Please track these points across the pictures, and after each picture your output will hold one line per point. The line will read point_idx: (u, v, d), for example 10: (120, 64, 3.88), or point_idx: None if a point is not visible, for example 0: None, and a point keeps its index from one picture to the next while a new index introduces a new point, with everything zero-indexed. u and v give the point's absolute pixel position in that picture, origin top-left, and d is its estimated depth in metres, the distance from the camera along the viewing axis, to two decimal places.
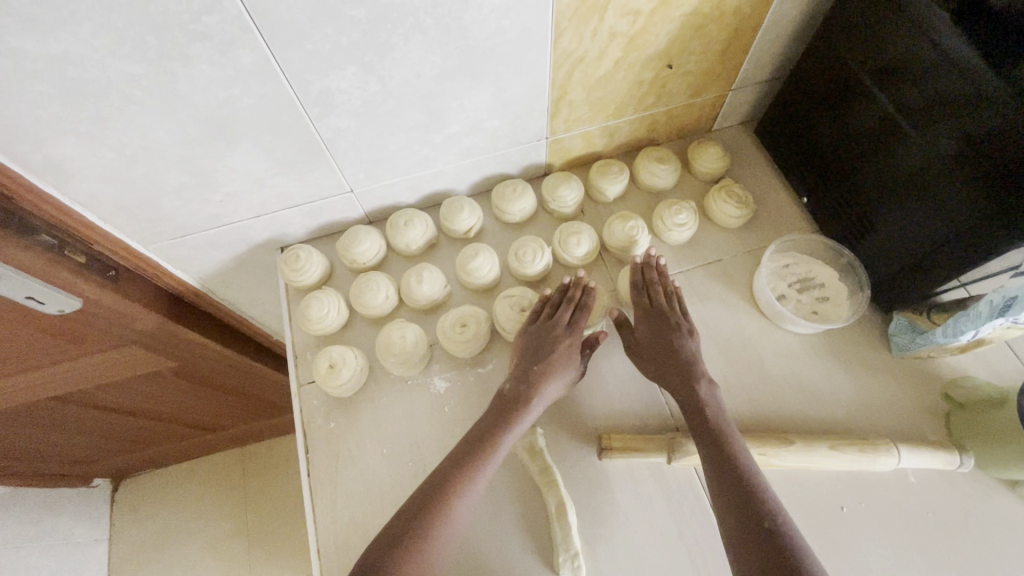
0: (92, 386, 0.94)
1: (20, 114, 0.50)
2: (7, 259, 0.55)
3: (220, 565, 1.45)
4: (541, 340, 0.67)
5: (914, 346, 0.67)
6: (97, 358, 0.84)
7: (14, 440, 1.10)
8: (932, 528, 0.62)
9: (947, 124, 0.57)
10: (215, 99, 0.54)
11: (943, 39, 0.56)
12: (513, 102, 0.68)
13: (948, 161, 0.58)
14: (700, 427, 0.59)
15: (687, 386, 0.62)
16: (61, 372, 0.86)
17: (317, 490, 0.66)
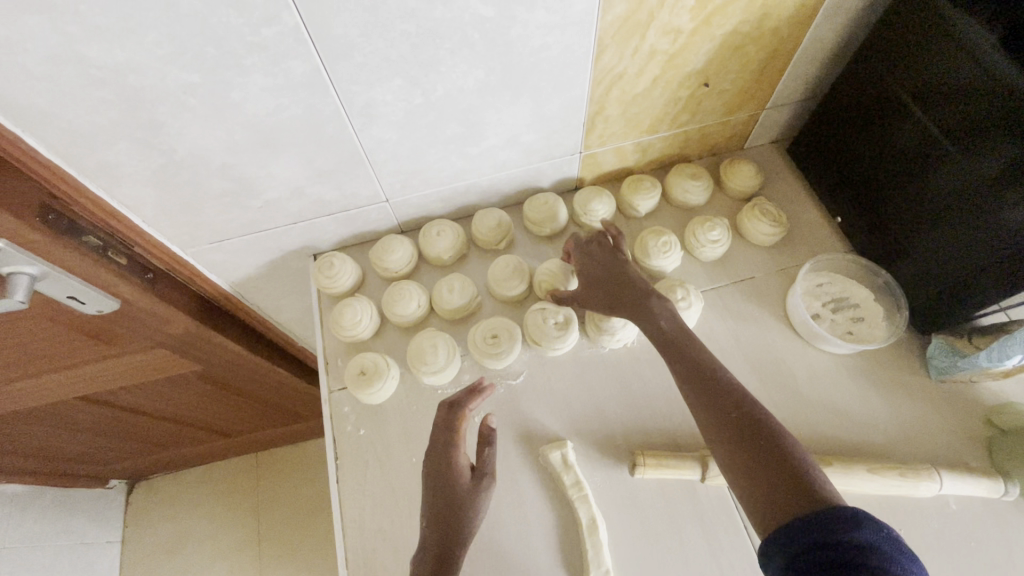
0: (119, 386, 0.95)
1: (79, 119, 0.51)
2: (54, 260, 0.57)
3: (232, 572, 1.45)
4: (437, 470, 0.58)
5: (955, 369, 0.66)
6: (127, 360, 0.85)
7: (39, 437, 1.12)
8: (975, 560, 0.60)
9: (992, 146, 0.57)
10: (265, 109, 0.56)
11: (990, 61, 0.56)
12: (551, 116, 0.69)
13: (991, 184, 0.58)
14: (671, 352, 0.56)
15: (652, 316, 0.59)
16: (91, 373, 0.87)
17: (345, 497, 0.66)
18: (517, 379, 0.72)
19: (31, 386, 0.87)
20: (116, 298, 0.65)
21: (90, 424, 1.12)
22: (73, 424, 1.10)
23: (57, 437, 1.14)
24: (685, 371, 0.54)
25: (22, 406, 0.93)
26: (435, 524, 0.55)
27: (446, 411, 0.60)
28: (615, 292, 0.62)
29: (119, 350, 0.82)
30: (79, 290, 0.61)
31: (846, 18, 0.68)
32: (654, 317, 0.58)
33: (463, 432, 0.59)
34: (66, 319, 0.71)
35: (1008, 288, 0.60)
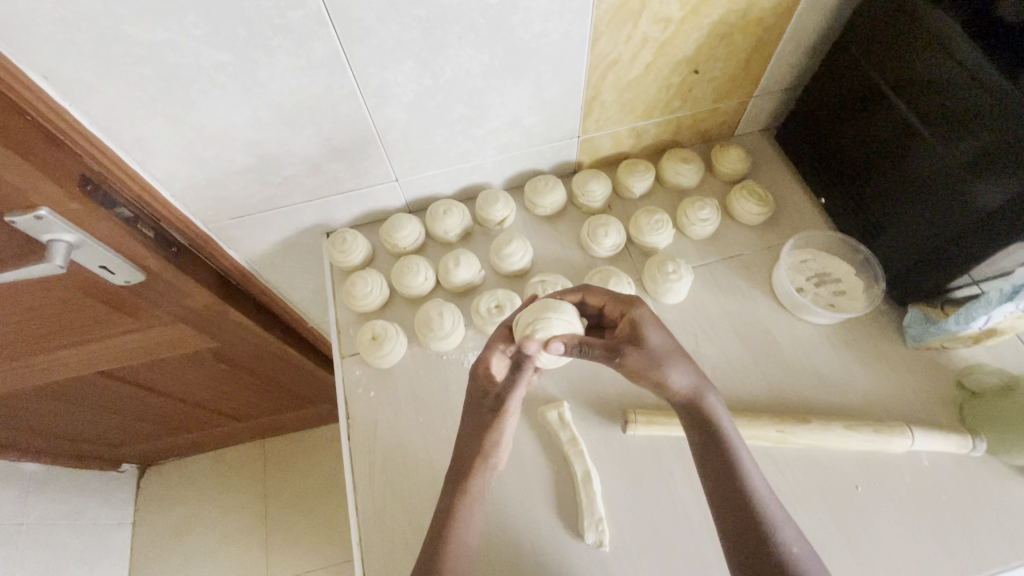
0: (139, 362, 1.00)
1: (121, 94, 0.56)
2: (88, 229, 0.63)
3: (239, 552, 1.49)
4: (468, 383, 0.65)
5: (928, 337, 0.70)
6: (147, 335, 0.90)
7: (59, 414, 1.16)
8: (944, 510, 0.64)
9: (961, 129, 0.62)
10: (288, 88, 0.61)
11: (980, 67, 0.58)
12: (551, 100, 0.74)
13: (962, 172, 0.63)
14: (718, 482, 0.55)
15: (703, 432, 0.56)
16: (113, 347, 0.92)
17: (356, 452, 0.71)
18: None
19: (58, 359, 0.92)
20: (141, 270, 0.71)
21: (108, 402, 1.17)
22: (92, 401, 1.15)
23: (76, 414, 1.19)
24: (733, 509, 0.53)
25: (47, 379, 0.98)
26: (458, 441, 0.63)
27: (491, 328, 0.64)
28: (630, 350, 0.56)
29: (139, 325, 0.87)
30: (110, 259, 0.66)
31: (826, 10, 0.73)
32: (704, 427, 0.56)
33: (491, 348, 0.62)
34: (96, 290, 0.76)
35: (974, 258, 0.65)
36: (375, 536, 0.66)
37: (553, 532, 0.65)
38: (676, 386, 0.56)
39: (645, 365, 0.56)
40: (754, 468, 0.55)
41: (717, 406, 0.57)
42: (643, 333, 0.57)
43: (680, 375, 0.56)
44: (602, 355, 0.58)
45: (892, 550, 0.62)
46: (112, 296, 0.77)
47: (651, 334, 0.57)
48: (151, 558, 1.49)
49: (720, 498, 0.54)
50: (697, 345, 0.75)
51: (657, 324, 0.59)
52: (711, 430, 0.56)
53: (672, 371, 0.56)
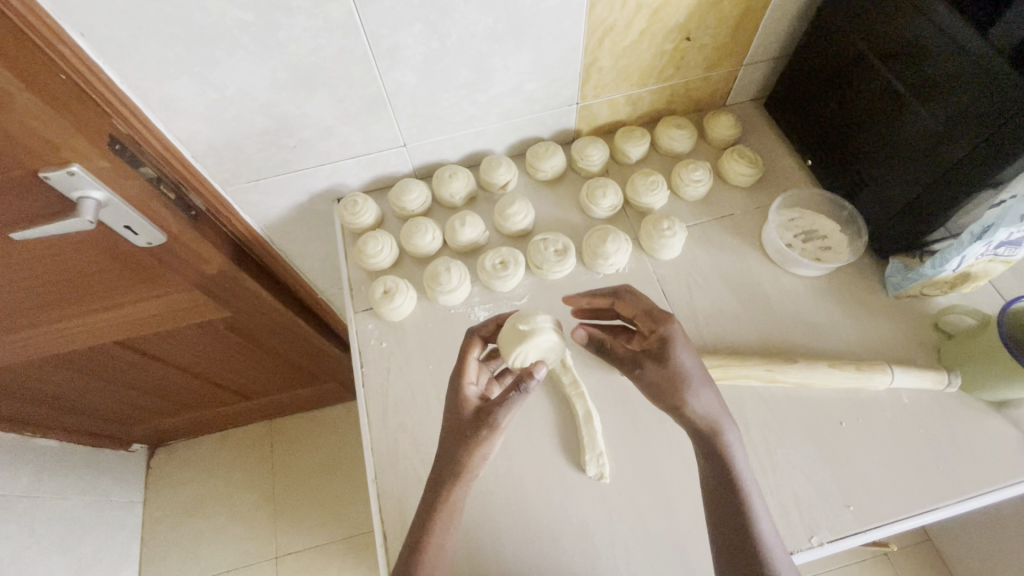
0: (152, 334, 1.00)
1: (150, 53, 0.61)
2: (114, 187, 0.67)
3: (245, 532, 1.48)
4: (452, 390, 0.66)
5: (907, 283, 0.74)
6: (164, 300, 0.91)
7: (72, 389, 1.16)
8: (924, 442, 0.68)
9: (940, 92, 0.66)
10: (306, 49, 0.65)
11: (960, 33, 0.62)
12: (551, 65, 0.78)
13: (941, 132, 0.67)
14: (721, 507, 0.60)
15: (715, 463, 0.61)
16: (130, 314, 0.92)
17: (370, 398, 0.75)
18: (521, 300, 0.81)
19: (73, 327, 0.92)
20: (163, 232, 0.75)
21: (119, 378, 1.17)
22: (106, 376, 1.14)
23: (89, 390, 1.18)
24: (730, 531, 0.58)
25: (58, 351, 0.97)
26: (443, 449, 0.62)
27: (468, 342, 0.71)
28: (654, 366, 0.63)
29: (158, 288, 0.87)
30: (133, 219, 0.70)
31: None
32: (717, 459, 0.61)
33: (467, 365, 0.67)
34: (116, 252, 0.77)
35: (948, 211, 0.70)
36: (389, 474, 0.70)
37: (557, 467, 0.69)
38: (696, 411, 0.61)
39: (670, 382, 0.62)
40: (757, 498, 0.59)
41: (732, 437, 0.61)
42: (670, 355, 0.63)
43: (700, 401, 0.61)
44: (625, 362, 0.66)
45: (874, 478, 0.67)
46: (130, 257, 0.79)
47: (681, 356, 0.63)
48: (160, 536, 1.49)
49: (721, 522, 0.59)
50: (691, 296, 0.80)
51: (687, 348, 0.64)
52: (723, 462, 0.60)
53: (699, 396, 0.61)
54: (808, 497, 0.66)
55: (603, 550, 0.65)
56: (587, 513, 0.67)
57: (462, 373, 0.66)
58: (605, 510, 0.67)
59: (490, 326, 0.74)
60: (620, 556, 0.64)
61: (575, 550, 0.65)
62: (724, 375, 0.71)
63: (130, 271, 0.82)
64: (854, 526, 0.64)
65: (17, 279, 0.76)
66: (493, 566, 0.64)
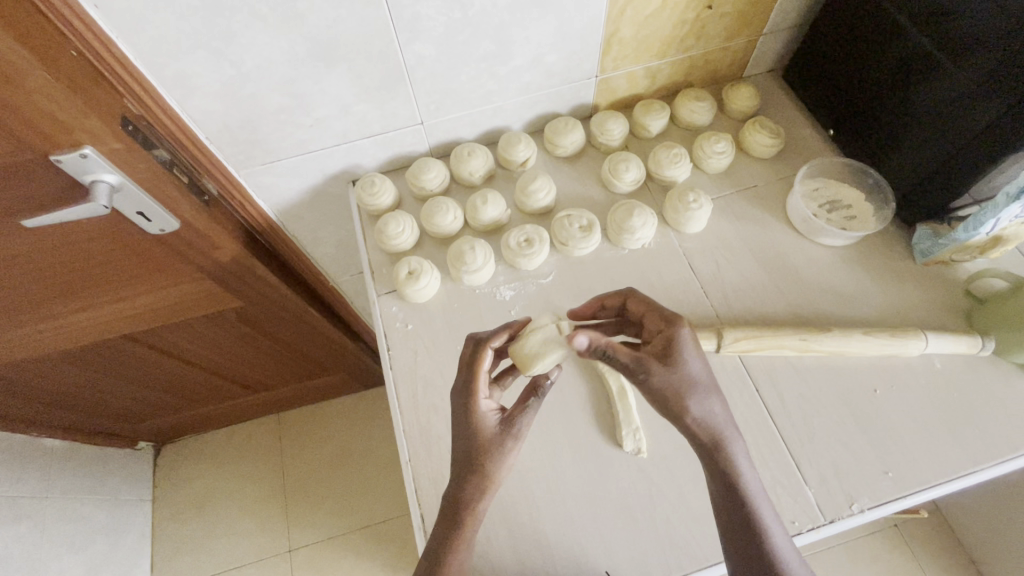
0: (163, 325, 0.97)
1: (166, 26, 0.59)
2: (127, 173, 0.65)
3: (257, 525, 1.47)
4: (460, 405, 0.60)
5: (937, 249, 0.74)
6: (175, 291, 0.88)
7: (78, 387, 1.13)
8: (957, 406, 0.69)
9: (972, 53, 0.65)
10: (326, 20, 0.64)
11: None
12: (572, 35, 0.76)
13: (969, 91, 0.66)
14: (732, 533, 0.54)
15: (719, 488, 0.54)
16: (138, 308, 0.89)
17: (399, 380, 0.74)
18: (547, 278, 0.79)
19: (82, 320, 0.88)
20: (176, 219, 0.73)
21: (128, 373, 1.13)
22: (113, 373, 1.11)
23: (96, 388, 1.16)
24: (741, 549, 0.53)
25: (67, 345, 0.94)
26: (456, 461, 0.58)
27: (472, 347, 0.62)
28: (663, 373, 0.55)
29: (168, 279, 0.85)
30: (147, 206, 0.68)
31: None
32: (721, 474, 0.54)
33: (481, 367, 0.60)
34: (128, 240, 0.74)
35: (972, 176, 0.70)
36: (424, 456, 0.69)
37: (593, 443, 0.69)
38: (695, 418, 0.55)
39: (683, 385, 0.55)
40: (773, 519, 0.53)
41: (739, 457, 0.54)
42: (681, 358, 0.56)
43: (704, 408, 0.55)
44: (624, 369, 0.55)
45: (911, 444, 0.67)
46: (142, 247, 0.76)
47: (691, 364, 0.56)
48: (172, 534, 1.46)
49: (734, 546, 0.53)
50: (719, 270, 0.79)
51: (697, 353, 0.57)
52: (731, 483, 0.53)
53: (707, 404, 0.55)
54: (846, 465, 0.66)
55: (644, 524, 0.64)
56: (626, 488, 0.66)
57: (472, 392, 0.59)
58: (644, 485, 0.66)
59: (499, 334, 0.64)
60: (661, 530, 0.64)
61: (617, 527, 0.64)
62: (756, 346, 0.71)
63: (141, 261, 0.79)
64: (893, 492, 0.64)
65: (26, 269, 0.73)
66: (533, 544, 0.64)
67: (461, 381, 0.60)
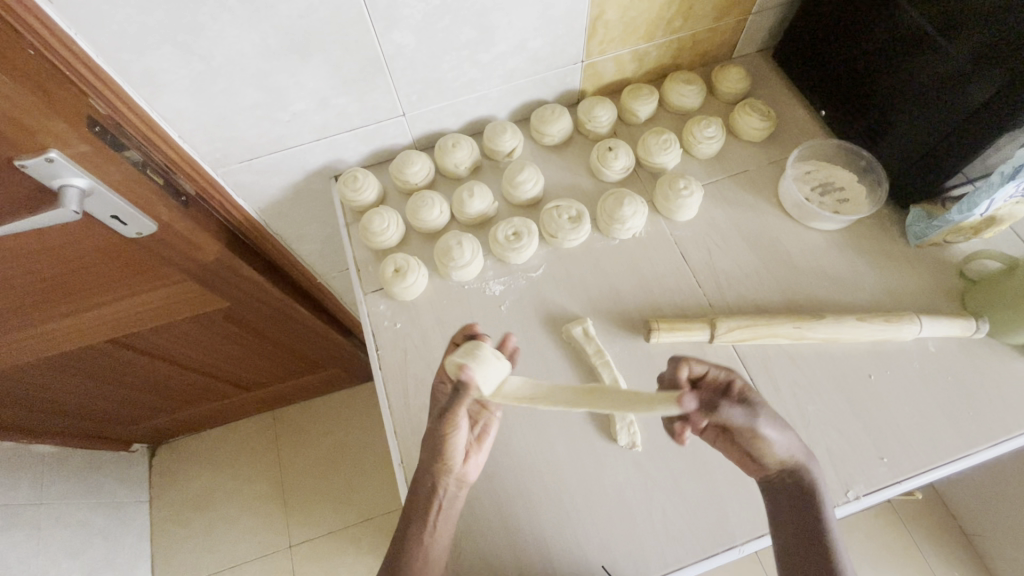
0: (146, 328, 0.95)
1: (129, 21, 0.57)
2: (99, 176, 0.62)
3: (256, 523, 1.46)
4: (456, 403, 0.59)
5: (930, 231, 0.73)
6: (157, 295, 0.86)
7: (66, 393, 1.11)
8: (952, 390, 0.68)
9: (967, 30, 0.63)
10: (298, 9, 0.61)
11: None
12: (556, 20, 0.74)
13: (963, 69, 0.64)
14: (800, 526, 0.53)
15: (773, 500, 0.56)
16: (122, 312, 0.87)
17: (389, 380, 0.72)
18: (537, 272, 0.78)
19: (63, 327, 0.86)
20: (155, 222, 0.71)
21: (115, 377, 1.11)
22: (100, 377, 1.09)
23: (83, 393, 1.14)
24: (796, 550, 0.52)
25: (51, 352, 0.92)
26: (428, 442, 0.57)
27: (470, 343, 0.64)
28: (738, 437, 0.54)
29: (151, 283, 0.83)
30: (122, 209, 0.66)
31: None
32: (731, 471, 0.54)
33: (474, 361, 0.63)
34: (102, 243, 0.71)
35: (964, 158, 0.68)
36: (416, 455, 0.68)
37: (587, 438, 0.68)
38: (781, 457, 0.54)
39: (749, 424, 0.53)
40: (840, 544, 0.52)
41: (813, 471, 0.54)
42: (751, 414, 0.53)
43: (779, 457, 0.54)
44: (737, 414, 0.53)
45: (906, 430, 0.66)
46: (121, 251, 0.74)
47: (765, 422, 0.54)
48: (171, 534, 1.46)
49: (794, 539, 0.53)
50: (711, 258, 0.78)
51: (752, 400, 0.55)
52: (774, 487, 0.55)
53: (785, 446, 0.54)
54: (841, 452, 0.65)
55: (639, 518, 0.64)
56: (621, 482, 0.66)
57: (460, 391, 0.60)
58: (639, 478, 0.66)
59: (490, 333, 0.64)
60: (657, 523, 0.63)
61: (612, 522, 0.64)
62: (751, 336, 0.70)
63: (120, 265, 0.77)
64: (889, 478, 0.64)
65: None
66: (529, 541, 0.63)
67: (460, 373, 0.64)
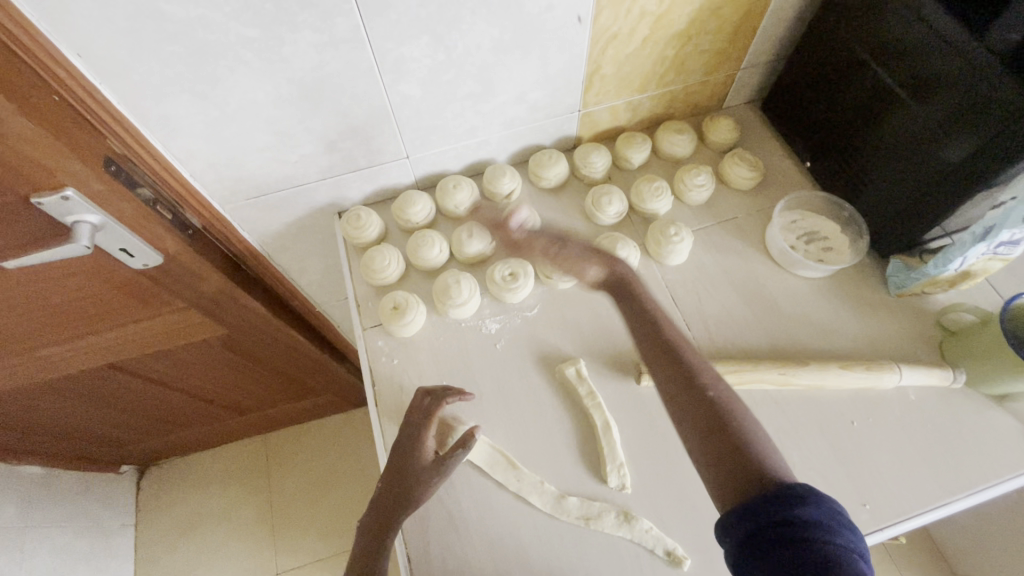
0: (146, 354, 0.96)
1: (150, 72, 0.60)
2: (112, 212, 0.64)
3: (243, 549, 1.45)
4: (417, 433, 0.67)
5: (910, 282, 0.76)
6: (158, 322, 0.88)
7: (60, 415, 1.11)
8: (931, 436, 0.70)
9: (937, 97, 0.67)
10: (310, 63, 0.65)
11: (954, 29, 0.64)
12: (555, 73, 0.78)
13: (936, 132, 0.68)
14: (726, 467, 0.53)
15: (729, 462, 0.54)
16: (124, 339, 0.89)
17: (384, 416, 0.74)
18: (532, 311, 0.80)
19: (66, 352, 0.87)
20: (159, 253, 0.72)
21: (110, 400, 1.12)
22: (96, 400, 1.10)
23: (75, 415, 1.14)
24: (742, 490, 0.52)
25: (50, 375, 0.93)
26: (399, 454, 0.67)
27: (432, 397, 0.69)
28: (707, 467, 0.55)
29: (155, 310, 0.84)
30: (130, 241, 0.68)
31: None
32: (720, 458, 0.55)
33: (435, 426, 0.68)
34: (111, 274, 0.74)
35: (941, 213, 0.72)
36: None
37: (578, 481, 0.69)
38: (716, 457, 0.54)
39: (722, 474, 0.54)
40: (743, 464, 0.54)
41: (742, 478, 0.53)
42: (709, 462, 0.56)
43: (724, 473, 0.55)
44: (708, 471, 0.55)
45: (887, 477, 0.68)
46: (126, 282, 0.76)
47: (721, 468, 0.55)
48: (155, 559, 1.44)
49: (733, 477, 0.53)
50: (700, 301, 0.80)
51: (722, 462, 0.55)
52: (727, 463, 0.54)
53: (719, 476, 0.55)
54: None
55: (628, 560, 0.65)
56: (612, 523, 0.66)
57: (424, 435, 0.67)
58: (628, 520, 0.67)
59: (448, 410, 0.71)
60: (646, 566, 0.65)
61: (602, 562, 0.65)
62: (737, 381, 0.72)
63: (124, 295, 0.78)
64: (871, 524, 0.65)
65: (5, 306, 0.72)
66: None
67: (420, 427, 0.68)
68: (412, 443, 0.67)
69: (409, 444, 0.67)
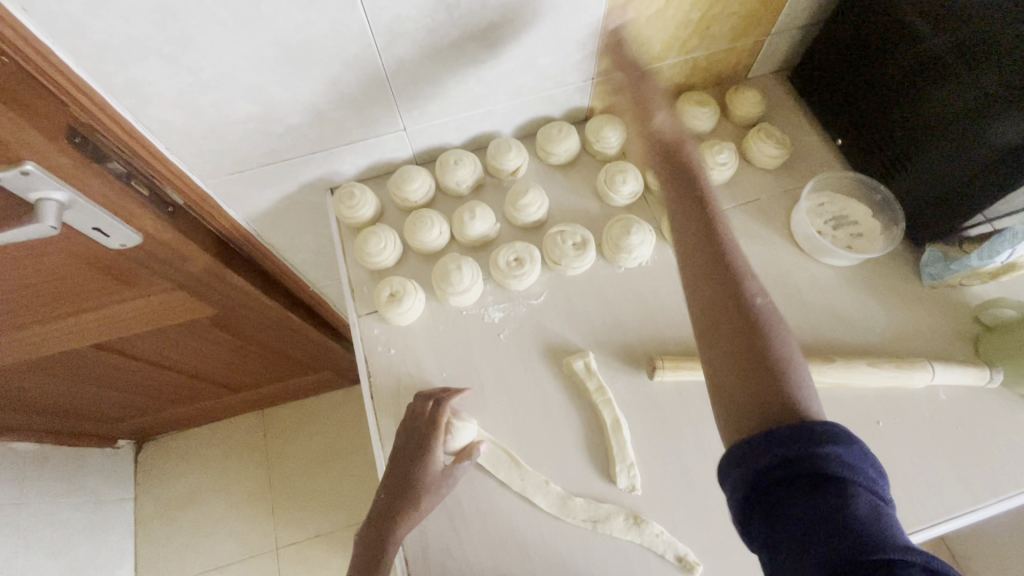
0: (132, 334, 0.91)
1: (112, 31, 0.53)
2: (80, 189, 0.58)
3: (242, 525, 1.44)
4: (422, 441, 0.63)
5: (948, 274, 0.71)
6: (142, 303, 0.83)
7: (48, 394, 1.08)
8: (961, 439, 0.66)
9: (992, 64, 0.60)
10: (294, 23, 0.57)
11: None
12: (568, 37, 0.70)
13: (988, 105, 0.61)
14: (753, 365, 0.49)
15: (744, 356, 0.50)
16: (106, 320, 0.84)
17: (380, 409, 0.70)
18: (538, 299, 0.75)
19: (45, 333, 0.83)
20: (138, 233, 0.66)
21: (97, 379, 1.07)
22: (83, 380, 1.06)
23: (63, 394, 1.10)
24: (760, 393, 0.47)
25: (31, 356, 0.88)
26: (404, 464, 0.63)
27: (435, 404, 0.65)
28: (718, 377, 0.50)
29: (137, 290, 0.79)
30: (103, 220, 0.61)
31: None
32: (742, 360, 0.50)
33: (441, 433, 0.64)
34: (86, 254, 0.68)
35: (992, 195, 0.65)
36: None
37: (586, 481, 0.66)
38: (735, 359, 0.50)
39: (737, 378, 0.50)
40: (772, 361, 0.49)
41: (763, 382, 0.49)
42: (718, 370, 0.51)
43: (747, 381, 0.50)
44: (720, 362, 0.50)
45: (913, 481, 0.64)
46: (103, 263, 0.71)
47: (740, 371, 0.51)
48: (155, 533, 1.43)
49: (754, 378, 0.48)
50: None
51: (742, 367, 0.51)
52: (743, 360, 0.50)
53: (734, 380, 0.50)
54: None
55: (637, 565, 0.62)
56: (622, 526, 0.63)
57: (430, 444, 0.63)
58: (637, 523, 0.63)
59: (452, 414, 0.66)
60: (655, 572, 0.61)
61: (609, 565, 0.62)
62: None
63: (102, 276, 0.73)
64: None
65: None
66: None
67: (424, 437, 0.63)
68: (416, 452, 0.63)
69: (414, 454, 0.63)
